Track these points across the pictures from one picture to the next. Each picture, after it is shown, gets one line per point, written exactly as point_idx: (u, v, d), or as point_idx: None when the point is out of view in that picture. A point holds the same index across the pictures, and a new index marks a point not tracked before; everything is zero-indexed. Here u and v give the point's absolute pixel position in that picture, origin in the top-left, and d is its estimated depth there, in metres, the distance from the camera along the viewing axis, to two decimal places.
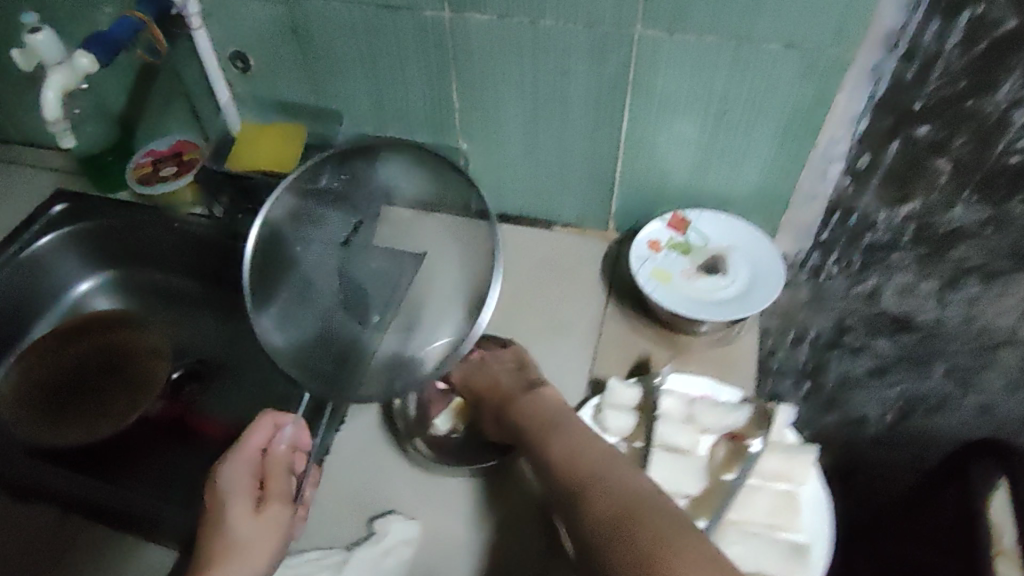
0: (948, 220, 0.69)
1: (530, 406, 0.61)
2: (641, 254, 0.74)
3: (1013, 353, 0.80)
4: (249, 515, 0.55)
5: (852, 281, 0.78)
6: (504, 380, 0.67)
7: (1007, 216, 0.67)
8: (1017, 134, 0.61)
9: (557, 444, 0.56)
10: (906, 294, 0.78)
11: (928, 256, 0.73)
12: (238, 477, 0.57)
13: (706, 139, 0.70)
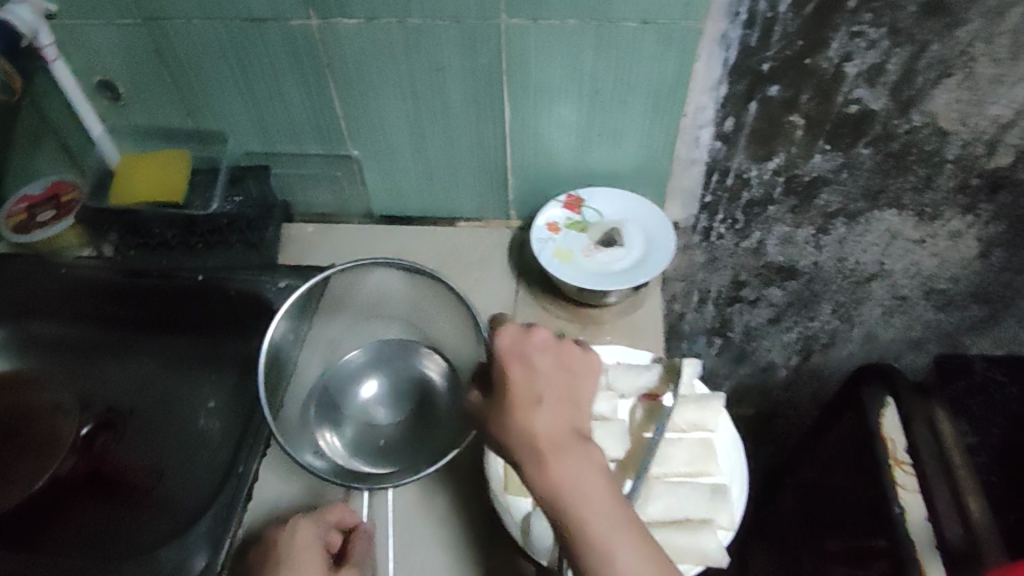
0: (808, 170, 0.73)
1: (561, 452, 0.47)
2: (541, 236, 0.75)
3: (883, 286, 0.84)
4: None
5: (731, 239, 0.81)
6: (535, 420, 0.48)
7: (856, 161, 0.72)
8: (851, 86, 0.66)
9: (550, 411, 0.49)
10: (789, 243, 0.81)
11: (797, 206, 0.77)
12: (313, 546, 0.56)
13: (585, 121, 0.72)
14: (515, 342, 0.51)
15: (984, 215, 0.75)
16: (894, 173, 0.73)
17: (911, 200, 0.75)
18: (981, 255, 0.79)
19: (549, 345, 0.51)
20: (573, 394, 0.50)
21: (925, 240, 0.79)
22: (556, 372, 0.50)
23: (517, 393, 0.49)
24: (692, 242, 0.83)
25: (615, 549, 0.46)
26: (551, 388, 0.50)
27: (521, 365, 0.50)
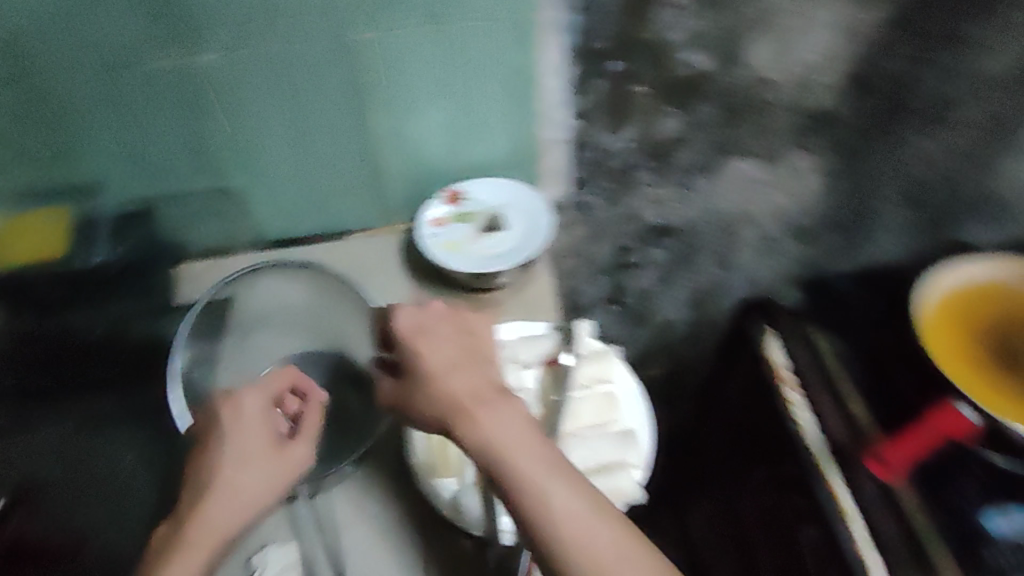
0: (660, 131, 0.81)
1: (481, 404, 0.51)
2: (427, 233, 0.78)
3: (750, 229, 0.92)
4: (264, 450, 0.55)
5: (607, 207, 0.88)
6: (450, 377, 0.53)
7: (700, 117, 0.80)
8: (680, 50, 0.74)
9: (461, 371, 0.53)
10: (660, 202, 0.88)
11: (659, 166, 0.84)
12: (258, 412, 0.57)
13: (454, 118, 0.76)
14: (414, 318, 0.57)
15: (819, 150, 0.83)
16: (735, 123, 0.81)
17: (755, 146, 0.83)
18: (825, 186, 0.87)
19: (445, 316, 0.58)
20: (479, 355, 0.56)
21: (776, 181, 0.87)
22: (457, 340, 0.56)
23: (429, 360, 0.54)
24: (575, 217, 0.89)
25: (549, 483, 0.48)
26: (457, 354, 0.55)
27: (424, 337, 0.56)
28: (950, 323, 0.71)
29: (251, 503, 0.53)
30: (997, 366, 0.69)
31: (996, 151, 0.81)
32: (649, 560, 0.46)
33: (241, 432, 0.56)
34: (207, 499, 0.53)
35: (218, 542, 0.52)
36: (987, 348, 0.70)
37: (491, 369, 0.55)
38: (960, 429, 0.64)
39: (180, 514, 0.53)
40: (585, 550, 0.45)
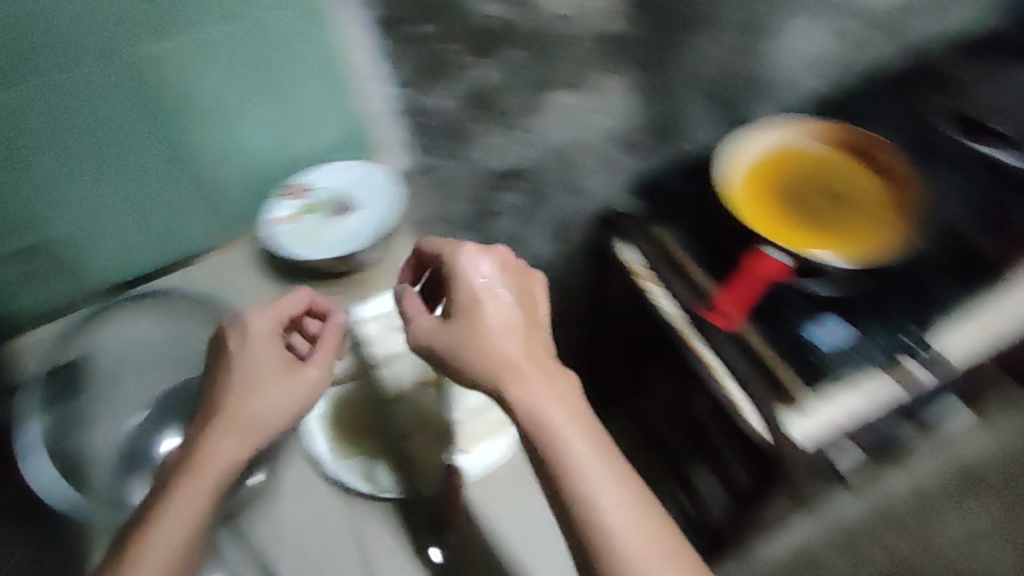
0: (478, 82, 0.81)
1: (525, 353, 0.56)
2: (279, 232, 0.79)
3: (586, 154, 0.96)
4: (274, 372, 0.60)
5: (452, 166, 0.90)
6: (508, 343, 0.56)
7: (512, 61, 0.81)
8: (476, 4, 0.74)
9: (514, 341, 0.56)
10: (499, 151, 0.91)
11: (488, 117, 0.86)
12: (269, 332, 0.62)
13: (274, 110, 0.74)
14: (480, 277, 0.59)
15: (624, 69, 0.88)
16: (544, 61, 0.83)
17: (569, 79, 0.86)
18: (635, 101, 0.92)
19: (506, 275, 0.60)
20: (534, 319, 0.60)
21: (596, 105, 0.91)
22: (516, 306, 0.59)
23: (490, 320, 0.57)
24: (424, 182, 0.91)
25: (576, 439, 0.54)
26: (514, 319, 0.58)
27: (482, 304, 0.58)
28: (751, 194, 0.82)
29: (270, 417, 0.59)
30: (795, 216, 0.80)
31: (762, 30, 0.92)
32: (654, 518, 0.53)
33: (250, 353, 0.60)
34: (219, 419, 0.58)
35: (222, 471, 0.56)
36: (784, 204, 0.81)
37: (539, 335, 0.59)
38: (779, 271, 0.76)
39: (198, 428, 0.58)
40: (603, 502, 0.52)
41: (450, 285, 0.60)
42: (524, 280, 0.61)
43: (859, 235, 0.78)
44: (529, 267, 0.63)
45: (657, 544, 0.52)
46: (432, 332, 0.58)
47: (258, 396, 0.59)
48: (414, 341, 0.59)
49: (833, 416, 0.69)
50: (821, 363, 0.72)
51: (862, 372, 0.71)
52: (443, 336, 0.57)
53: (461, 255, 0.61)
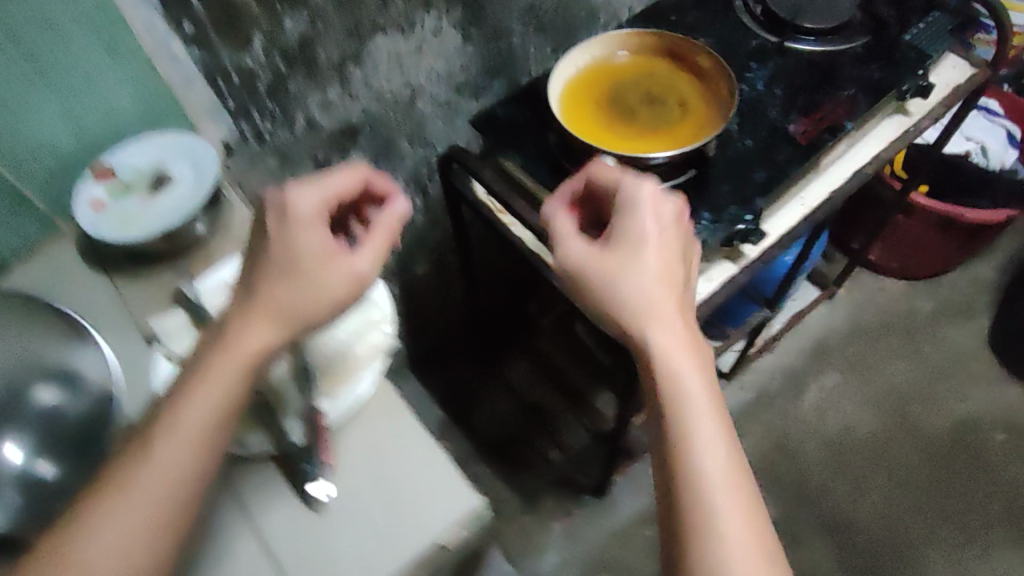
0: (289, 35, 0.75)
1: (667, 287, 0.55)
2: (90, 218, 0.70)
3: (427, 100, 0.91)
4: (318, 255, 0.52)
5: (283, 133, 0.83)
6: (654, 290, 0.55)
7: (319, 7, 0.74)
8: None
9: (660, 290, 0.55)
10: (329, 108, 0.84)
11: (309, 72, 0.79)
12: (314, 214, 0.54)
13: (46, 86, 0.65)
14: (648, 215, 0.58)
15: (441, 7, 0.83)
16: (353, 5, 0.77)
17: (387, 20, 0.80)
18: (463, 42, 0.89)
19: (674, 227, 0.58)
20: (685, 280, 0.57)
21: (426, 50, 0.86)
22: (671, 261, 0.57)
23: (642, 260, 0.56)
24: (254, 152, 0.83)
25: (701, 405, 0.51)
26: (670, 274, 0.56)
27: (674, 253, 0.57)
28: (573, 101, 0.72)
29: (304, 311, 0.51)
30: (620, 119, 0.71)
31: None
32: (750, 493, 0.49)
33: (295, 233, 0.52)
34: (269, 276, 0.52)
35: (249, 363, 0.50)
36: (607, 109, 0.71)
37: (686, 290, 0.57)
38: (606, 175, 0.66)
39: (241, 293, 0.52)
40: (710, 469, 0.49)
41: (618, 213, 0.59)
42: (687, 240, 0.59)
43: (687, 131, 0.69)
44: (692, 219, 0.60)
45: (754, 523, 0.48)
46: (587, 256, 0.58)
47: (296, 278, 0.52)
48: (563, 262, 0.60)
49: None
50: None
51: (710, 264, 0.74)
52: (596, 260, 0.57)
53: (637, 187, 0.59)
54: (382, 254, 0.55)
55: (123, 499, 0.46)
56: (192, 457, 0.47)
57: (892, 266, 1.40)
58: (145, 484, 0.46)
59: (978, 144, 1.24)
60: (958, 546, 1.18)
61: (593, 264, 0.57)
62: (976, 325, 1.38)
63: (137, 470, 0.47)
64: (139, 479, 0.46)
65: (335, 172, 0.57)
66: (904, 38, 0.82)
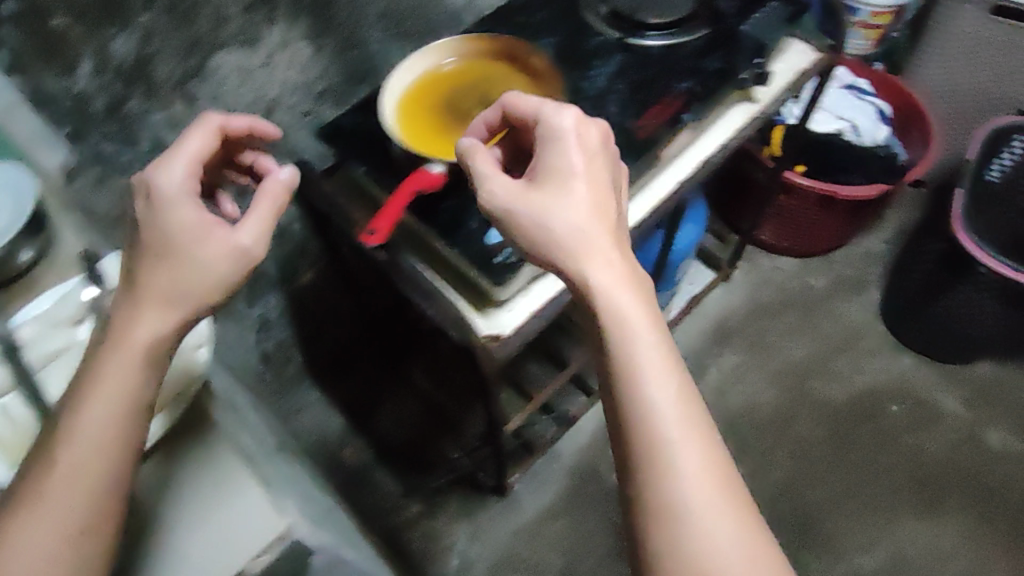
0: (119, 53, 0.71)
1: (599, 217, 0.58)
2: None
3: (285, 113, 0.90)
4: (195, 227, 0.59)
5: (130, 155, 0.78)
6: (585, 220, 0.57)
7: (149, 24, 0.71)
8: None
9: (591, 220, 0.57)
10: (178, 125, 0.80)
11: (149, 90, 0.75)
12: (183, 191, 0.60)
13: None
14: (572, 146, 0.60)
15: (286, 18, 0.82)
16: (187, 20, 0.73)
17: (227, 35, 0.78)
18: (315, 51, 0.88)
19: (597, 154, 0.61)
20: (613, 205, 0.60)
21: (274, 62, 0.85)
22: (599, 188, 0.59)
23: (569, 191, 0.58)
24: (100, 174, 0.77)
25: (644, 328, 0.54)
26: (597, 200, 0.58)
27: (599, 181, 0.60)
28: (411, 106, 0.73)
29: (192, 289, 0.57)
30: (456, 124, 0.72)
31: None
32: (699, 422, 0.53)
33: (166, 213, 0.59)
34: (147, 262, 0.57)
35: (143, 352, 0.54)
36: (445, 113, 0.72)
37: (615, 213, 0.60)
38: (435, 183, 0.66)
39: (126, 279, 0.57)
40: (656, 398, 0.52)
41: (542, 145, 0.61)
42: (610, 168, 0.61)
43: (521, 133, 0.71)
44: (615, 145, 0.63)
45: (703, 440, 0.52)
46: (514, 196, 0.59)
47: (180, 252, 0.57)
48: (490, 202, 0.60)
49: (525, 305, 0.70)
50: (499, 255, 0.67)
51: None
52: (524, 200, 0.58)
53: (558, 120, 0.61)
54: (263, 219, 0.61)
55: (44, 491, 0.50)
56: (100, 445, 0.51)
57: (785, 245, 1.51)
58: (62, 476, 0.50)
59: (848, 123, 1.31)
60: (851, 513, 1.29)
61: (517, 200, 0.59)
62: (866, 297, 1.50)
63: (47, 465, 0.50)
64: (57, 469, 0.50)
65: (191, 137, 0.63)
66: (740, 28, 0.84)
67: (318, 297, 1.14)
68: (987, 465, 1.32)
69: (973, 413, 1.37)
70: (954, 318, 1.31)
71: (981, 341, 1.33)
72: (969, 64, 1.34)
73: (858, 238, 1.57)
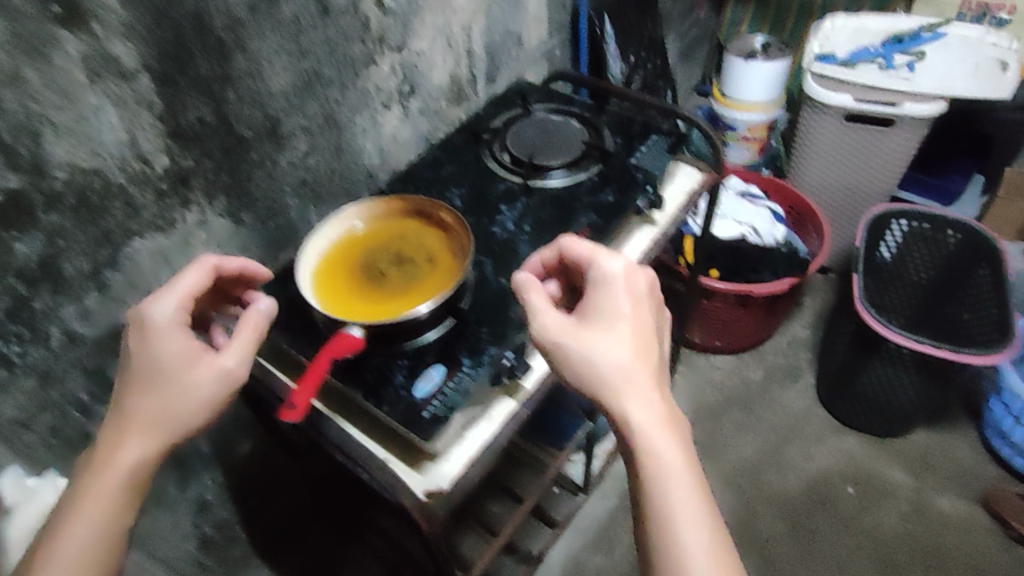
0: (24, 257, 0.69)
1: (641, 358, 0.63)
2: None
3: None
4: (178, 361, 0.65)
5: (36, 353, 0.75)
6: (629, 362, 0.62)
7: (58, 225, 0.71)
8: None
9: (635, 361, 0.62)
10: (90, 315, 0.78)
11: (56, 287, 0.74)
12: (174, 320, 0.66)
13: None
14: (618, 292, 0.66)
15: (200, 200, 0.85)
16: (97, 216, 0.75)
17: (140, 223, 0.80)
18: (235, 225, 0.91)
19: (640, 300, 0.66)
20: (655, 347, 0.65)
21: (191, 241, 0.86)
22: (640, 331, 0.64)
23: (617, 334, 0.63)
24: (2, 379, 0.73)
25: (676, 465, 0.58)
26: (640, 343, 0.63)
27: (642, 325, 0.65)
28: (326, 269, 0.76)
29: (173, 417, 0.63)
30: (370, 282, 0.74)
31: (336, 131, 1.00)
32: (727, 558, 0.56)
33: (160, 343, 0.64)
34: (133, 391, 0.63)
35: (127, 473, 0.61)
36: (359, 274, 0.75)
37: (656, 354, 0.64)
38: (355, 346, 0.67)
39: (113, 405, 0.64)
40: (684, 536, 0.56)
41: (591, 288, 0.67)
42: (652, 312, 0.67)
43: (434, 285, 0.73)
44: (659, 292, 0.69)
45: None
46: (565, 331, 0.64)
47: (162, 384, 0.63)
48: (540, 334, 0.65)
49: (461, 454, 0.70)
50: (426, 410, 0.68)
51: (489, 406, 0.74)
52: (574, 335, 0.63)
53: (605, 265, 0.67)
54: (246, 348, 0.67)
55: None
56: (81, 566, 0.58)
57: (716, 344, 1.57)
58: None
59: (750, 227, 1.41)
60: None
61: (564, 337, 0.63)
62: (801, 384, 1.56)
63: None
64: None
65: (184, 277, 0.69)
66: (629, 161, 0.94)
67: (267, 469, 1.09)
68: (949, 533, 1.32)
69: (920, 482, 1.39)
70: (878, 394, 1.37)
71: (907, 416, 1.38)
72: (835, 167, 1.51)
73: (781, 328, 1.66)
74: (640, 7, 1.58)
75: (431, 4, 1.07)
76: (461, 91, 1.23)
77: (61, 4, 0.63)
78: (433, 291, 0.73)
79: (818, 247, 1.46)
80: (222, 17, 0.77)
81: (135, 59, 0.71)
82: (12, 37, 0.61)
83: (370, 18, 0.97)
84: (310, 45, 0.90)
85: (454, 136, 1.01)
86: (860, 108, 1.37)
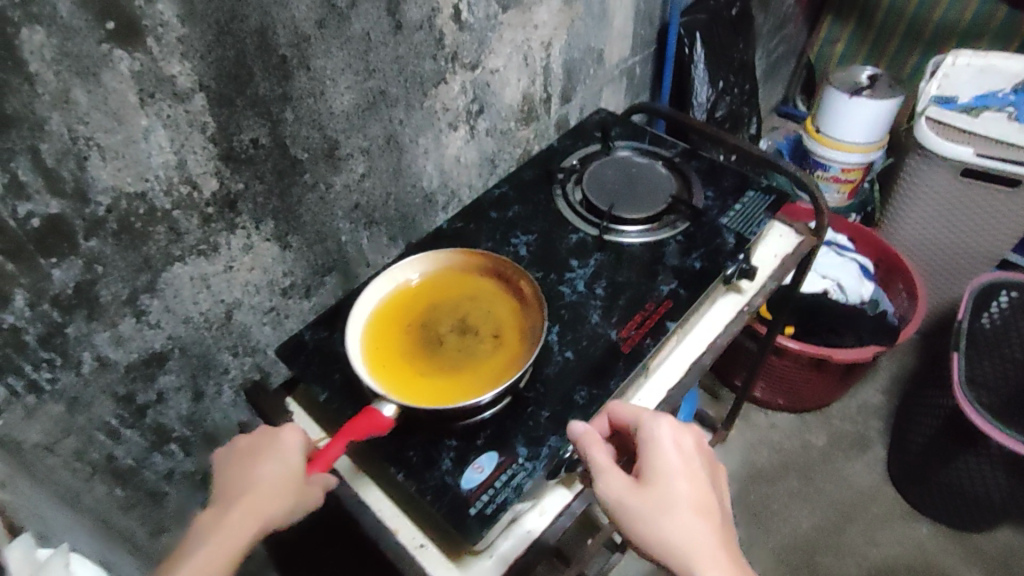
0: (59, 284, 0.64)
1: (704, 523, 0.52)
2: None
3: (247, 311, 0.86)
4: (277, 481, 0.55)
5: (67, 379, 0.69)
6: (694, 527, 0.51)
7: (97, 252, 0.66)
8: (6, 205, 0.57)
9: (700, 527, 0.52)
10: (124, 342, 0.73)
11: (92, 313, 0.68)
12: (297, 448, 0.58)
13: None
14: (673, 447, 0.56)
15: (248, 225, 0.79)
16: (138, 242, 0.69)
17: (184, 248, 0.74)
18: (283, 250, 0.85)
19: (694, 454, 0.56)
20: (719, 511, 0.54)
21: (234, 266, 0.80)
22: (700, 491, 0.54)
23: (678, 497, 0.53)
24: (31, 405, 0.67)
25: None
26: (700, 505, 0.53)
27: (703, 485, 0.54)
28: (384, 318, 0.70)
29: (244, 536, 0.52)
30: (423, 348, 0.67)
31: (399, 153, 0.93)
32: None
33: (271, 463, 0.56)
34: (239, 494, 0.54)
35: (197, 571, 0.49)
36: (415, 335, 0.68)
37: (721, 517, 0.54)
38: (382, 427, 0.59)
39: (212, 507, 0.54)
40: None
41: (642, 443, 0.57)
42: (709, 467, 0.57)
43: (486, 373, 0.64)
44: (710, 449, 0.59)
45: None
46: (626, 494, 0.54)
47: (261, 498, 0.54)
48: (602, 498, 0.55)
49: (507, 548, 0.62)
50: (474, 505, 0.60)
51: (540, 496, 0.65)
52: (635, 498, 0.53)
53: (660, 418, 0.58)
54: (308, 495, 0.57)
55: None
56: None
57: (778, 402, 1.45)
58: None
59: (834, 282, 1.31)
60: None
61: (627, 499, 0.53)
62: (868, 455, 1.43)
63: None
64: None
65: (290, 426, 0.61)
66: (720, 221, 0.83)
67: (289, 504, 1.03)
68: None
69: None
70: (963, 484, 1.23)
71: (994, 513, 1.24)
72: (941, 223, 1.36)
73: (851, 391, 1.52)
74: (734, 26, 1.44)
75: (512, 19, 0.97)
76: (532, 111, 1.13)
77: (115, 19, 0.57)
78: (482, 381, 0.63)
79: (907, 308, 1.32)
80: (287, 33, 0.70)
81: (191, 78, 0.65)
82: (59, 55, 0.55)
83: (445, 33, 0.88)
84: (378, 62, 0.82)
85: (524, 172, 0.92)
86: (978, 163, 1.20)
